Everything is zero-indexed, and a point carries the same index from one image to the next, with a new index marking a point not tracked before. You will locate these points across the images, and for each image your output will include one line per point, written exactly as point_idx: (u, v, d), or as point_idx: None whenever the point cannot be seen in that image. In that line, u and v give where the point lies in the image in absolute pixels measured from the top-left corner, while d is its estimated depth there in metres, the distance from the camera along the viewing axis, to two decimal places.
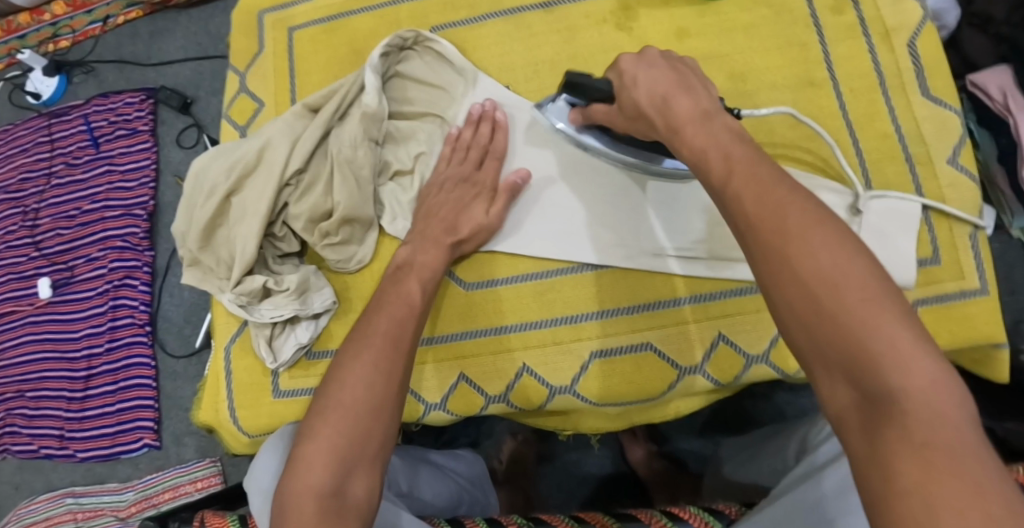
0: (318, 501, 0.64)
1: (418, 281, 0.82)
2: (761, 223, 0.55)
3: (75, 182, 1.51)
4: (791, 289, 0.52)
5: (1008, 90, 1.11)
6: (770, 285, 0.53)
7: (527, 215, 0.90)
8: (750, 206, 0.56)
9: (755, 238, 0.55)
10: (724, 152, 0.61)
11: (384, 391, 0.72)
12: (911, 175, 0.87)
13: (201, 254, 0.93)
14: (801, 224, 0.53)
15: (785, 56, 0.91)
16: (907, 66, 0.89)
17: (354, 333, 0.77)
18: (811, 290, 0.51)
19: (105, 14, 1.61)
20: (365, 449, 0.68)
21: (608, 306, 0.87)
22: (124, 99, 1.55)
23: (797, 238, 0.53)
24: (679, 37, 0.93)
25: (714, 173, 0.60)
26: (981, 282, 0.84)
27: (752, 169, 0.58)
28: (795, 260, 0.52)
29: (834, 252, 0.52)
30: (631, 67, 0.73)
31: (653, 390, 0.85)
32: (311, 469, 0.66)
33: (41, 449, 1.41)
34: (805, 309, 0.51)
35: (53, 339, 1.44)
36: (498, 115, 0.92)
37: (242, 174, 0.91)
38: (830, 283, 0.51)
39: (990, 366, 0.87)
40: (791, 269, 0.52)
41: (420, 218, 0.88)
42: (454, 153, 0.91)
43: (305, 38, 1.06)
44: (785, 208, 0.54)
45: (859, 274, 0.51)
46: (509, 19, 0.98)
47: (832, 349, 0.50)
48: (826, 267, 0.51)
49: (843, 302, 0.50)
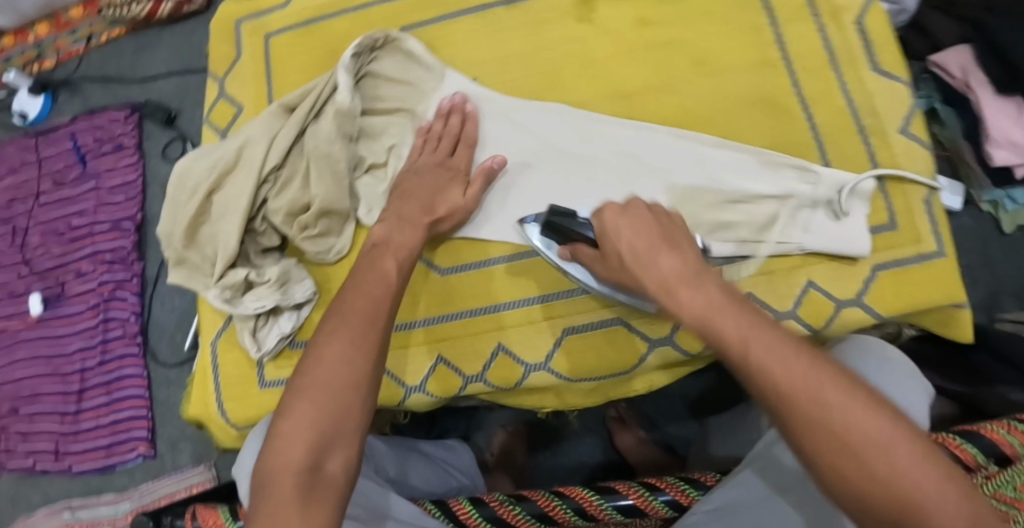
0: (296, 476, 0.67)
1: (394, 260, 0.82)
2: (796, 395, 0.58)
3: (63, 199, 1.54)
4: (838, 455, 0.57)
5: (967, 66, 1.16)
6: (813, 450, 0.57)
7: (504, 200, 0.93)
8: (776, 376, 0.58)
9: (789, 407, 0.58)
10: (730, 313, 0.62)
11: (360, 368, 0.72)
12: (866, 145, 0.91)
13: (186, 251, 0.96)
14: (830, 392, 0.58)
15: (741, 39, 0.95)
16: (857, 43, 0.94)
17: (333, 309, 0.77)
18: (854, 451, 0.56)
19: (88, 33, 1.65)
20: (342, 427, 0.70)
21: (578, 284, 0.91)
22: (109, 116, 1.58)
23: (830, 405, 0.57)
24: (639, 26, 0.97)
25: (725, 337, 0.61)
26: (938, 244, 0.88)
27: (765, 336, 0.60)
28: (834, 423, 0.57)
29: (865, 415, 0.57)
30: (611, 221, 0.71)
31: (624, 362, 0.89)
32: (289, 445, 0.68)
33: (37, 464, 1.43)
34: (852, 474, 0.56)
35: (45, 355, 1.46)
36: (467, 107, 0.95)
37: (223, 173, 0.94)
38: (868, 444, 0.56)
39: (952, 326, 0.90)
40: (835, 436, 0.57)
41: (395, 200, 0.89)
42: (426, 143, 0.94)
43: (281, 43, 1.09)
44: (813, 380, 0.58)
45: (889, 434, 0.57)
46: (475, 16, 1.02)
47: (884, 507, 0.56)
48: (862, 430, 0.57)
49: (884, 463, 0.56)
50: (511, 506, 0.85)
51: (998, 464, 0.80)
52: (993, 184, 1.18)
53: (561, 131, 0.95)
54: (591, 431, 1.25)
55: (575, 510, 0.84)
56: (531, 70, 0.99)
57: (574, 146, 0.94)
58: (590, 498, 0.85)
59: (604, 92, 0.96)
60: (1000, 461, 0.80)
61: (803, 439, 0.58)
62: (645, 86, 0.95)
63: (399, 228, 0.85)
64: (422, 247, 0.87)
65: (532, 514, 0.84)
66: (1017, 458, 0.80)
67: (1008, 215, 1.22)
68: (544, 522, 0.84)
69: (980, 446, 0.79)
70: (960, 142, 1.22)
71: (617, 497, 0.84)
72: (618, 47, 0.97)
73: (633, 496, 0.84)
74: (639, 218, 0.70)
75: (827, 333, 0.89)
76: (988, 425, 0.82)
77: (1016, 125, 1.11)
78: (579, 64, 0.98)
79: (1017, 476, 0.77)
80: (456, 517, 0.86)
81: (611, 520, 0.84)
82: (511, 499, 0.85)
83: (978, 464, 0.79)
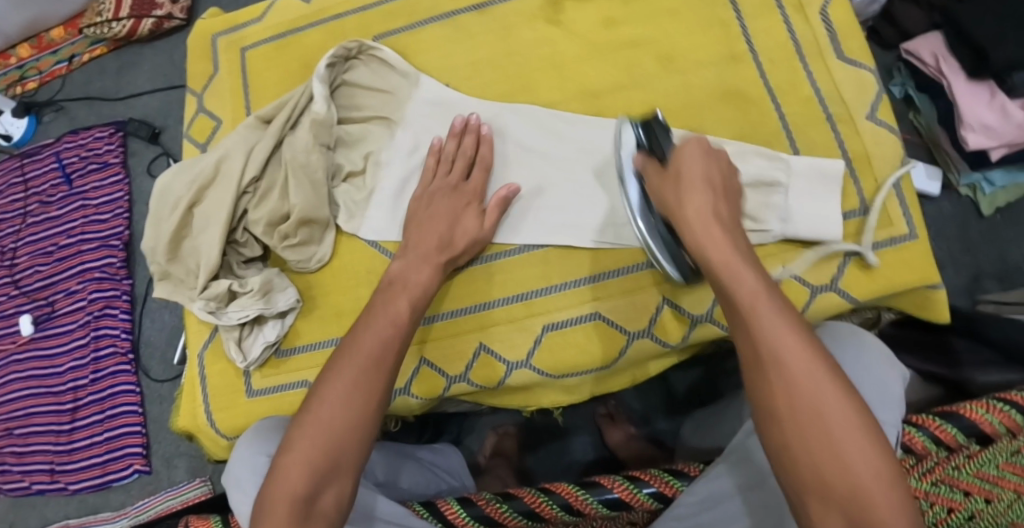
0: (290, 506, 0.70)
1: (408, 301, 0.84)
2: (787, 352, 0.65)
3: (50, 218, 1.54)
4: (806, 421, 0.63)
5: (939, 54, 1.17)
6: (779, 418, 0.64)
7: (524, 215, 0.95)
8: (771, 336, 0.66)
9: (767, 367, 0.65)
10: (747, 268, 0.71)
11: (361, 408, 0.75)
12: (834, 133, 0.93)
13: (170, 266, 0.97)
14: (818, 362, 0.64)
15: (707, 35, 0.97)
16: (822, 33, 0.96)
17: (342, 349, 0.80)
18: (819, 423, 0.63)
19: (71, 53, 1.66)
20: (339, 459, 0.73)
21: (558, 280, 0.93)
22: (93, 135, 1.59)
23: (802, 378, 0.64)
24: (607, 26, 0.99)
25: (738, 293, 0.69)
26: (909, 227, 0.90)
27: (774, 304, 0.68)
28: (799, 400, 0.63)
29: (835, 402, 0.63)
30: (685, 162, 0.81)
31: (605, 357, 0.91)
32: (289, 476, 0.71)
33: (32, 484, 1.43)
34: (809, 449, 0.62)
35: (37, 375, 1.46)
36: (482, 128, 0.95)
37: (202, 187, 0.95)
38: (829, 426, 0.62)
39: (929, 307, 0.92)
40: (797, 410, 0.63)
41: (413, 231, 0.91)
42: (439, 165, 0.95)
43: (257, 57, 1.10)
44: (796, 350, 0.65)
45: (852, 424, 0.62)
46: (446, 22, 1.04)
47: (830, 491, 0.61)
48: (828, 412, 0.63)
49: (840, 445, 0.62)
50: (498, 504, 0.85)
51: (980, 443, 0.80)
52: (970, 168, 1.20)
53: (557, 138, 0.96)
54: (581, 429, 1.26)
55: (563, 506, 0.84)
56: (502, 73, 1.01)
57: (550, 146, 0.96)
58: (576, 493, 0.84)
59: (574, 92, 0.98)
60: (982, 440, 0.80)
61: (774, 406, 0.64)
62: (614, 85, 0.97)
63: (416, 267, 0.87)
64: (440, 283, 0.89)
65: (520, 512, 0.85)
66: (999, 437, 0.80)
67: (986, 199, 1.23)
68: (531, 519, 0.85)
69: (959, 425, 0.80)
70: (936, 127, 1.24)
71: (603, 491, 0.84)
72: (587, 48, 0.99)
73: (619, 490, 0.84)
74: (694, 167, 0.80)
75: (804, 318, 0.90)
76: (969, 403, 0.81)
77: (990, 111, 1.11)
78: (549, 66, 1.00)
79: (999, 453, 0.78)
80: (445, 518, 0.86)
81: (598, 514, 0.84)
82: (499, 498, 0.86)
83: (959, 444, 0.79)
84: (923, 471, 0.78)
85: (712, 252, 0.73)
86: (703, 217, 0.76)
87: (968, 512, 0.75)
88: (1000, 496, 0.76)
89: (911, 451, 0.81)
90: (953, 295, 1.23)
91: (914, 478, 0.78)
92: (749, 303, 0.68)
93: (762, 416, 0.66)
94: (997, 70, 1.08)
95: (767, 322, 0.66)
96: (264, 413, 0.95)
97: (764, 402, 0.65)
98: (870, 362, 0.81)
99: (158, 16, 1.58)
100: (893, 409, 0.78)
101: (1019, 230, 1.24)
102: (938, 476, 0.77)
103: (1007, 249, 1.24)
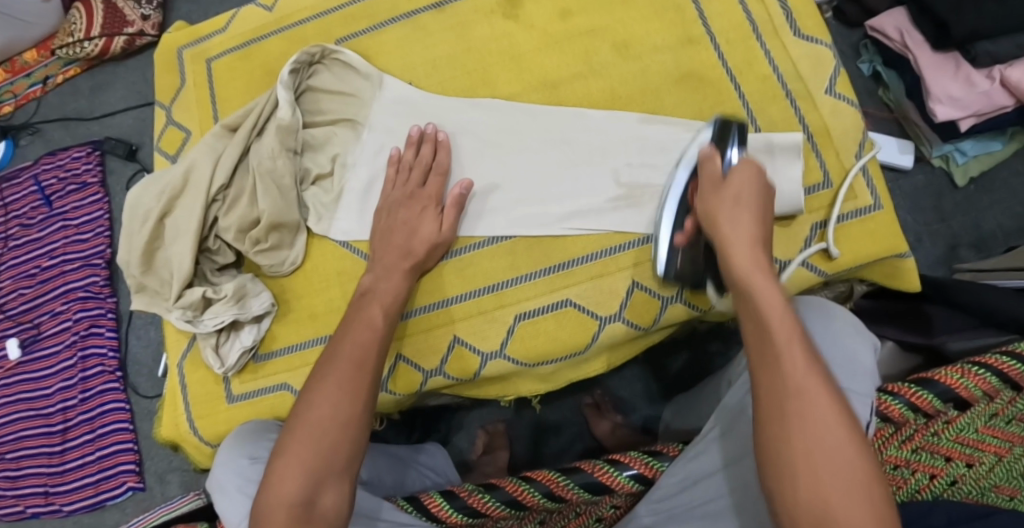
0: (289, 510, 0.70)
1: (381, 306, 0.86)
2: (798, 396, 0.64)
3: (31, 241, 1.54)
4: (808, 467, 0.62)
5: (902, 27, 1.18)
6: (795, 460, 0.63)
7: (483, 209, 0.96)
8: (792, 375, 0.65)
9: (790, 403, 0.64)
10: (781, 303, 0.70)
11: (350, 410, 0.76)
12: (794, 110, 0.95)
13: (145, 278, 0.97)
14: (829, 413, 0.63)
15: (661, 20, 0.99)
16: (777, 12, 0.98)
17: (324, 358, 0.81)
18: (832, 466, 0.62)
19: (44, 75, 1.65)
20: (333, 461, 0.73)
21: (525, 270, 0.94)
22: (71, 156, 1.59)
23: (822, 421, 0.63)
24: (563, 17, 1.01)
25: (771, 325, 0.68)
26: (873, 198, 0.92)
27: (807, 346, 0.67)
28: (816, 441, 0.63)
29: (843, 445, 0.62)
30: (729, 182, 0.80)
31: (578, 343, 0.92)
32: (283, 480, 0.72)
33: (27, 508, 1.42)
34: (811, 491, 0.62)
35: (27, 399, 1.46)
36: (439, 135, 0.96)
37: (172, 197, 0.95)
38: (835, 471, 0.61)
39: (901, 277, 0.94)
40: (811, 451, 0.62)
41: (377, 244, 0.92)
42: (398, 173, 0.95)
43: (222, 66, 1.11)
44: (821, 392, 0.64)
45: (868, 475, 0.61)
46: (406, 22, 1.05)
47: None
48: (843, 458, 0.62)
49: (850, 492, 0.61)
50: (477, 495, 0.85)
51: (958, 408, 0.78)
52: (941, 140, 1.21)
53: (518, 131, 0.98)
54: (569, 421, 1.25)
55: (544, 493, 0.84)
56: (463, 70, 1.02)
57: (513, 140, 0.98)
58: (557, 480, 0.84)
59: (533, 84, 1.00)
60: (960, 405, 0.78)
61: (791, 444, 0.63)
62: (572, 74, 0.99)
63: (385, 275, 0.89)
64: (409, 289, 0.91)
65: (503, 501, 0.84)
66: (975, 401, 0.78)
67: (959, 169, 1.24)
68: (514, 508, 0.85)
69: (935, 391, 0.78)
70: (904, 102, 1.25)
71: (584, 476, 0.84)
72: (544, 39, 1.01)
73: (598, 473, 0.84)
74: (747, 192, 0.79)
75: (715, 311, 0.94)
76: (944, 369, 0.79)
77: (956, 81, 1.12)
78: (507, 60, 1.01)
79: (978, 416, 0.77)
80: (429, 512, 0.86)
81: (579, 498, 0.84)
82: (479, 489, 0.86)
83: (936, 411, 0.78)
84: (902, 439, 0.78)
85: (742, 278, 0.73)
86: (743, 244, 0.76)
87: (950, 476, 0.76)
88: (982, 460, 0.76)
89: (888, 420, 0.79)
90: (931, 267, 1.23)
91: (894, 445, 0.78)
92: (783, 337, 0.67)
93: (769, 446, 0.65)
94: (957, 42, 1.08)
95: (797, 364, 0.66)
96: (245, 419, 0.96)
97: (772, 432, 0.65)
98: (839, 333, 0.81)
99: (129, 34, 1.58)
100: (864, 381, 0.78)
101: (993, 199, 1.25)
102: (917, 443, 0.77)
103: (981, 218, 1.24)
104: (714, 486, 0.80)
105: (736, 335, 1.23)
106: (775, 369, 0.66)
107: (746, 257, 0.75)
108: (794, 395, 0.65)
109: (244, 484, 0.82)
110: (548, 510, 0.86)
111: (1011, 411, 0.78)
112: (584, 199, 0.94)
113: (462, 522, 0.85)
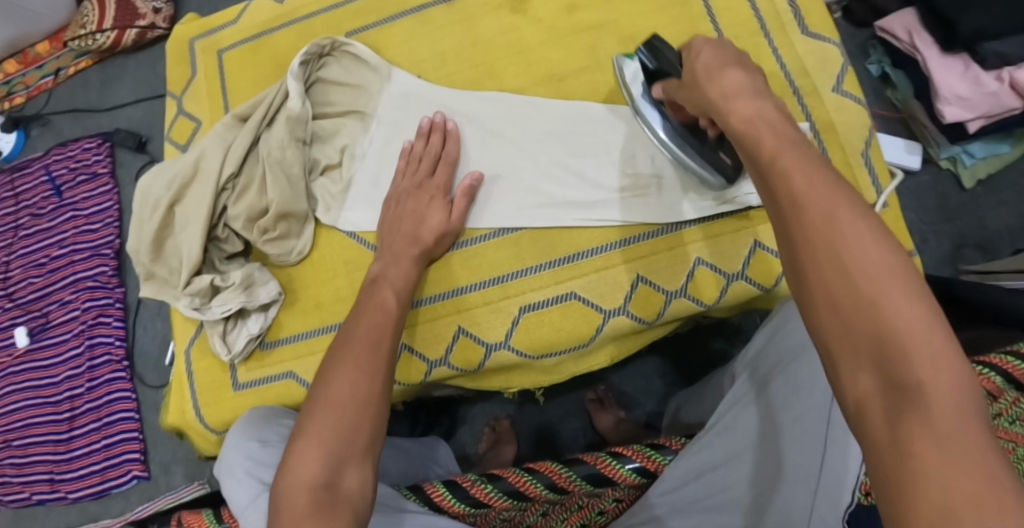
0: (311, 493, 0.68)
1: (392, 291, 0.87)
2: (802, 197, 0.58)
3: (41, 231, 1.55)
4: (823, 261, 0.55)
5: (912, 28, 1.18)
6: (802, 259, 0.56)
7: (488, 202, 0.96)
8: (788, 178, 0.60)
9: (797, 208, 0.58)
10: (776, 133, 0.65)
11: (368, 390, 0.76)
12: (800, 106, 0.96)
13: (154, 266, 0.97)
14: (837, 203, 0.56)
15: (669, 15, 0.99)
16: (784, 9, 0.99)
17: (337, 345, 0.81)
18: (846, 272, 0.54)
19: (56, 67, 1.66)
20: (353, 444, 0.72)
21: (530, 263, 0.95)
22: (82, 146, 1.60)
23: (832, 219, 0.56)
24: (570, 12, 1.02)
25: (765, 146, 0.64)
26: (878, 196, 0.93)
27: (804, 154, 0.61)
28: (831, 236, 0.55)
29: (856, 229, 0.55)
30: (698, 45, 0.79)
31: (581, 336, 0.93)
32: (302, 462, 0.70)
33: (33, 495, 1.43)
34: (831, 285, 0.54)
35: (34, 387, 1.47)
36: (449, 124, 0.97)
37: (182, 185, 0.96)
38: (847, 252, 0.54)
39: None
40: (830, 251, 0.55)
41: (385, 234, 0.93)
42: (408, 165, 0.96)
43: (233, 58, 1.12)
44: (825, 194, 0.57)
45: (900, 272, 0.53)
46: (414, 16, 1.06)
47: (860, 341, 0.52)
48: (862, 251, 0.54)
49: (870, 294, 0.52)
50: (480, 484, 0.86)
51: None
52: (949, 141, 1.21)
53: (523, 124, 0.98)
54: (571, 415, 1.26)
55: (546, 485, 0.84)
56: (470, 62, 1.03)
57: (520, 133, 0.98)
58: (559, 471, 0.85)
59: (540, 77, 1.00)
60: None
61: (800, 252, 0.57)
62: (580, 68, 1.00)
63: (394, 263, 0.90)
64: (417, 279, 0.91)
65: (505, 491, 0.85)
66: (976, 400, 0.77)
67: (967, 171, 1.24)
68: (516, 498, 0.85)
69: None
70: (912, 102, 1.25)
71: (586, 468, 0.84)
72: (550, 33, 1.01)
73: (600, 465, 0.85)
74: (718, 52, 0.76)
75: (718, 306, 0.93)
76: None
77: (963, 81, 1.12)
78: (513, 53, 1.02)
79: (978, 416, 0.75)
80: (432, 502, 0.86)
81: (581, 490, 0.85)
82: (482, 479, 0.87)
83: None
84: None
85: (733, 127, 0.69)
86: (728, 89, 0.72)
87: None
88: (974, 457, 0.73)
89: None
90: (937, 266, 1.23)
91: None
92: (775, 159, 0.62)
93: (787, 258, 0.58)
94: (965, 41, 1.09)
95: (793, 178, 0.60)
96: (252, 405, 0.97)
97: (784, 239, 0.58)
98: None
99: (141, 26, 1.59)
100: None
101: (999, 200, 1.25)
102: None
103: (988, 218, 1.24)
104: (722, 478, 0.80)
105: (740, 333, 1.23)
106: (772, 194, 0.60)
107: (746, 103, 0.70)
108: (790, 216, 0.58)
109: (252, 467, 0.83)
110: (551, 502, 0.86)
111: (1014, 411, 0.75)
112: (591, 192, 0.95)
113: (464, 511, 0.85)
